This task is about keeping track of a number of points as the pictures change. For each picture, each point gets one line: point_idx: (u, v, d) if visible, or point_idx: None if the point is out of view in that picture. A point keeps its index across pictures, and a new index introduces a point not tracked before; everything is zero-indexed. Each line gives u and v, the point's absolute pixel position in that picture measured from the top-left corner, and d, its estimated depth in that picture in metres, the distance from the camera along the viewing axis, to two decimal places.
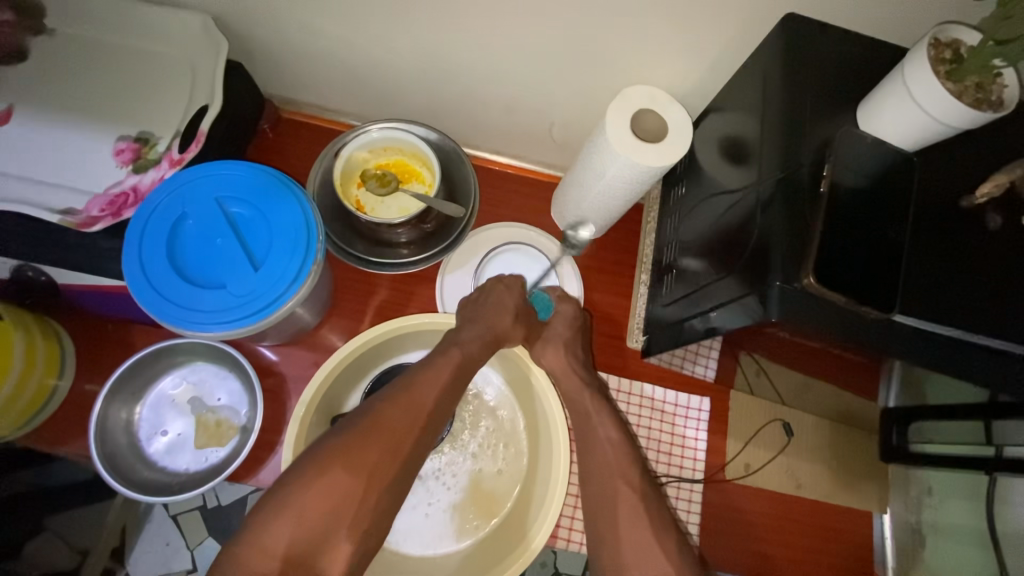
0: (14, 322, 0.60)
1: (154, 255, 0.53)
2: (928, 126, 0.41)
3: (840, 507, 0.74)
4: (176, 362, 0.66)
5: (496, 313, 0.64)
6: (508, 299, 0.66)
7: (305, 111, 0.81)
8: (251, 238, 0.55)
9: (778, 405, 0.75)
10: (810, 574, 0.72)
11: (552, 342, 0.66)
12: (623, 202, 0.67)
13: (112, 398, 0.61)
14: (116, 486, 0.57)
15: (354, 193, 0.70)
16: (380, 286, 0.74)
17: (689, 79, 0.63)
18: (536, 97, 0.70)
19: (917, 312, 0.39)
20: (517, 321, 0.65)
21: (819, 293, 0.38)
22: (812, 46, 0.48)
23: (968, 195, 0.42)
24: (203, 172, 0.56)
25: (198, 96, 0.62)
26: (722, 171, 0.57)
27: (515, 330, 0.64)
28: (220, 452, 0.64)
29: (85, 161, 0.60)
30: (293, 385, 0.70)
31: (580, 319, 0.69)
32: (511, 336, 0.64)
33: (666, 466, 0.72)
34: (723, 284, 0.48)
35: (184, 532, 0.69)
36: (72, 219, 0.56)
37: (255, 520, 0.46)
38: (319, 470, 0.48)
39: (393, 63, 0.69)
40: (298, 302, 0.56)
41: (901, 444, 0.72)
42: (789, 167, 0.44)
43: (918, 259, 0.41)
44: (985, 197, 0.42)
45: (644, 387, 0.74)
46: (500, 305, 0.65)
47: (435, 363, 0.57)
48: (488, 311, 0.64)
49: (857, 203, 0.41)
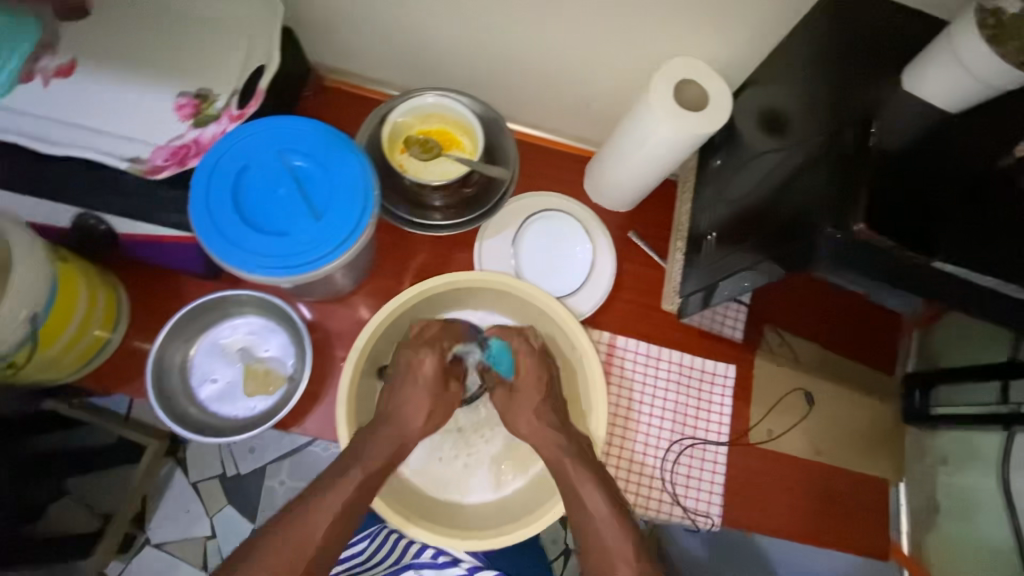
0: (85, 273, 0.62)
1: (220, 202, 0.55)
2: (970, 86, 0.43)
3: (859, 474, 0.77)
4: (228, 311, 0.69)
5: (409, 410, 0.63)
6: (420, 390, 0.63)
7: (347, 79, 0.83)
8: (312, 190, 0.58)
9: (799, 375, 0.79)
10: (827, 536, 0.75)
11: (521, 409, 0.65)
12: (660, 171, 0.69)
13: (169, 341, 0.64)
14: (172, 426, 0.61)
15: (397, 158, 0.71)
16: (419, 250, 0.76)
17: (730, 51, 0.64)
18: (577, 69, 0.72)
19: (959, 262, 0.42)
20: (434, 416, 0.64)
21: (870, 238, 0.41)
22: (854, 21, 0.51)
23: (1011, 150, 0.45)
24: (266, 124, 0.58)
25: (255, 56, 0.64)
26: (764, 141, 0.60)
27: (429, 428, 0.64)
28: (268, 400, 0.67)
29: (145, 112, 0.62)
30: (337, 341, 0.72)
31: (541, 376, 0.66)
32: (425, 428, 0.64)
33: (692, 428, 0.75)
34: (767, 239, 0.51)
35: (205, 502, 1.03)
36: (141, 165, 0.59)
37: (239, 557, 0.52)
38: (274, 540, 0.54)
39: (435, 32, 0.70)
40: (356, 252, 0.58)
41: (924, 407, 0.76)
42: (837, 130, 0.46)
43: (964, 211, 0.43)
44: None
45: (673, 353, 0.77)
46: (409, 403, 0.63)
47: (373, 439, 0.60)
48: (408, 400, 0.63)
49: (900, 157, 0.44)
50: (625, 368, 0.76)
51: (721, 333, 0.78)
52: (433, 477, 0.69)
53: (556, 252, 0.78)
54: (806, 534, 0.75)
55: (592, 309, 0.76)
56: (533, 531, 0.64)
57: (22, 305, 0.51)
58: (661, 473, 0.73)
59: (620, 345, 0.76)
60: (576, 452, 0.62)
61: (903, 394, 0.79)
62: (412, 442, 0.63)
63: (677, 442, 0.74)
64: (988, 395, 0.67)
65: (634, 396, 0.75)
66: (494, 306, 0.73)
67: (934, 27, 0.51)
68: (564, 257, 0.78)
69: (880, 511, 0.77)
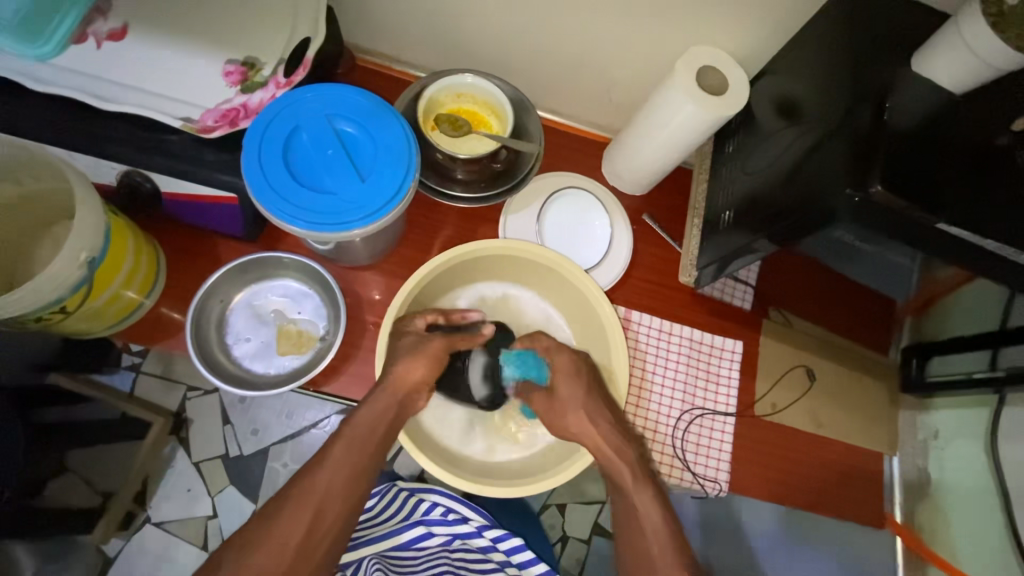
0: (133, 233, 0.65)
1: (272, 161, 0.58)
2: (975, 66, 0.49)
3: (857, 447, 0.82)
4: (266, 274, 0.73)
5: (400, 371, 0.64)
6: (414, 357, 0.65)
7: (378, 60, 0.85)
8: (358, 154, 0.61)
9: (802, 351, 0.83)
10: (828, 503, 0.79)
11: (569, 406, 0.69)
12: (677, 154, 0.73)
13: (208, 298, 0.69)
14: (211, 376, 0.65)
15: (429, 133, 0.75)
16: (445, 224, 0.80)
17: (749, 40, 0.69)
18: (604, 58, 0.76)
19: (969, 225, 0.47)
20: (424, 382, 0.66)
21: (884, 198, 0.46)
22: (867, 13, 0.56)
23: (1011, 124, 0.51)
24: (315, 91, 0.61)
25: (301, 29, 0.65)
26: (777, 125, 0.65)
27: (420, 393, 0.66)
28: (299, 358, 0.71)
29: (192, 77, 0.62)
30: (368, 307, 0.76)
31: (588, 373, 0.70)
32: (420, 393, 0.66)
33: (702, 399, 0.79)
34: (779, 212, 0.56)
35: (207, 481, 1.09)
36: (194, 124, 0.60)
37: (268, 523, 0.57)
38: (297, 505, 0.58)
39: (471, 16, 0.74)
40: (398, 214, 0.62)
41: (920, 376, 0.81)
42: (852, 109, 0.51)
43: (977, 178, 0.48)
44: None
45: (685, 328, 0.81)
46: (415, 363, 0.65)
47: (375, 401, 0.64)
48: (403, 357, 0.65)
49: (911, 132, 0.49)
50: (640, 339, 0.79)
51: (731, 307, 0.83)
52: (456, 434, 0.73)
53: (575, 230, 0.83)
54: (810, 502, 0.79)
55: (608, 284, 0.80)
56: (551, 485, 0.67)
57: (78, 248, 0.55)
58: (672, 440, 0.77)
59: (635, 319, 0.80)
60: (609, 447, 0.67)
61: (902, 364, 0.85)
62: (411, 407, 0.66)
63: (687, 412, 0.78)
64: (977, 363, 0.72)
65: (648, 365, 0.79)
66: (517, 277, 0.78)
67: (938, 20, 0.57)
68: (582, 234, 0.82)
69: (877, 482, 0.82)
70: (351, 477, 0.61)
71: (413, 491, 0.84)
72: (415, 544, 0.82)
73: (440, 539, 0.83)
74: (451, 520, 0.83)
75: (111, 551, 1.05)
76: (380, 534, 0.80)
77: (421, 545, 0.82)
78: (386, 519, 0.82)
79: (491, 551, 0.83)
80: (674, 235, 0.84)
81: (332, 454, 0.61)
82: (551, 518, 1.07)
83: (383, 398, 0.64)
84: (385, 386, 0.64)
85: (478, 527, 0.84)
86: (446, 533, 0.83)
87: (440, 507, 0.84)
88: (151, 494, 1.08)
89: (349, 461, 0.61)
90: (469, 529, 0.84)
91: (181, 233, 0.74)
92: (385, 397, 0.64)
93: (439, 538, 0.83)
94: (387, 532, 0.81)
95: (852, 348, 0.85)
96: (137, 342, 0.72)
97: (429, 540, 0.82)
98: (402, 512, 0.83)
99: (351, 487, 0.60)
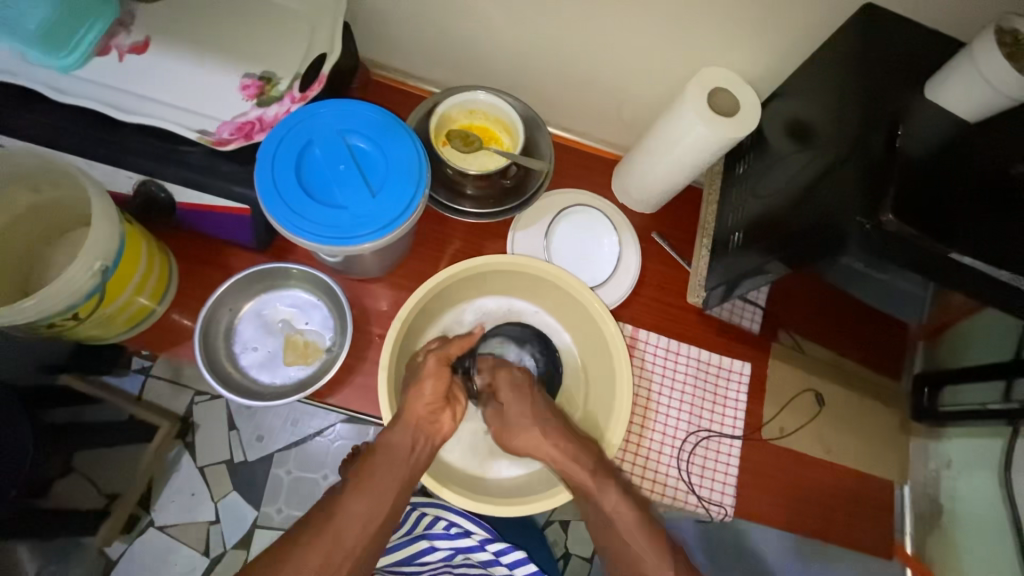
0: (146, 240, 0.66)
1: (285, 174, 0.59)
2: (987, 93, 0.48)
3: (865, 474, 0.81)
4: (274, 284, 0.74)
5: (415, 401, 0.65)
6: (428, 384, 0.66)
7: (392, 75, 0.86)
8: (368, 169, 0.62)
9: (810, 375, 0.82)
10: (836, 532, 0.78)
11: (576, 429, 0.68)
12: (686, 174, 0.73)
13: (217, 306, 0.69)
14: (217, 386, 0.65)
15: (440, 149, 0.76)
16: (453, 239, 0.80)
17: (762, 63, 0.69)
18: (616, 77, 0.76)
19: (979, 257, 0.46)
20: (441, 406, 0.67)
21: (893, 227, 0.46)
22: (882, 37, 0.56)
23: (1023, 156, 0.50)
24: (327, 107, 0.62)
25: (317, 45, 0.66)
26: (788, 148, 0.64)
27: (440, 418, 0.66)
28: (305, 369, 0.71)
29: (210, 89, 0.64)
30: (375, 320, 0.76)
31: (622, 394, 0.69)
32: (438, 419, 0.66)
33: (708, 421, 0.78)
34: (788, 237, 0.56)
35: (212, 487, 1.10)
36: (209, 137, 0.61)
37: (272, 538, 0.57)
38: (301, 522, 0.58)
39: (485, 34, 0.74)
40: (407, 229, 0.62)
41: (932, 405, 0.79)
42: (865, 135, 0.51)
43: (990, 212, 0.48)
44: None
45: (691, 348, 0.80)
46: (425, 388, 0.66)
47: (396, 430, 0.63)
48: (420, 386, 0.66)
49: (922, 162, 0.48)
50: (646, 360, 0.79)
51: (739, 327, 0.82)
52: (458, 450, 0.74)
53: (584, 247, 0.83)
54: (816, 530, 0.77)
55: (615, 302, 0.80)
56: (535, 508, 0.65)
57: (93, 256, 0.56)
58: (677, 462, 0.76)
59: (642, 337, 0.79)
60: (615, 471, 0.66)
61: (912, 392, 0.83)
62: (436, 444, 0.66)
63: (693, 434, 0.77)
64: (992, 394, 0.70)
65: (654, 387, 0.78)
66: (523, 293, 0.78)
67: (953, 48, 0.57)
68: (592, 251, 0.82)
69: (885, 510, 0.81)
70: (375, 503, 0.60)
71: (417, 505, 0.81)
72: (418, 559, 0.83)
73: (443, 553, 0.82)
74: (453, 535, 0.82)
75: (114, 554, 1.05)
76: (384, 548, 0.81)
77: (424, 559, 0.83)
78: (392, 531, 0.82)
79: (493, 565, 0.83)
80: (683, 254, 0.84)
81: (356, 481, 0.61)
82: (554, 534, 1.07)
83: (400, 428, 0.63)
84: (402, 417, 0.64)
85: (480, 540, 0.82)
86: (449, 547, 0.82)
87: (443, 520, 0.81)
88: (155, 497, 1.09)
89: (377, 488, 0.61)
90: (471, 542, 0.82)
91: (194, 241, 0.75)
92: (402, 429, 0.63)
93: (441, 552, 0.82)
94: (392, 547, 0.81)
95: (864, 375, 0.83)
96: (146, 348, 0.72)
97: (433, 554, 0.82)
98: (405, 525, 0.81)
99: (375, 510, 0.60)
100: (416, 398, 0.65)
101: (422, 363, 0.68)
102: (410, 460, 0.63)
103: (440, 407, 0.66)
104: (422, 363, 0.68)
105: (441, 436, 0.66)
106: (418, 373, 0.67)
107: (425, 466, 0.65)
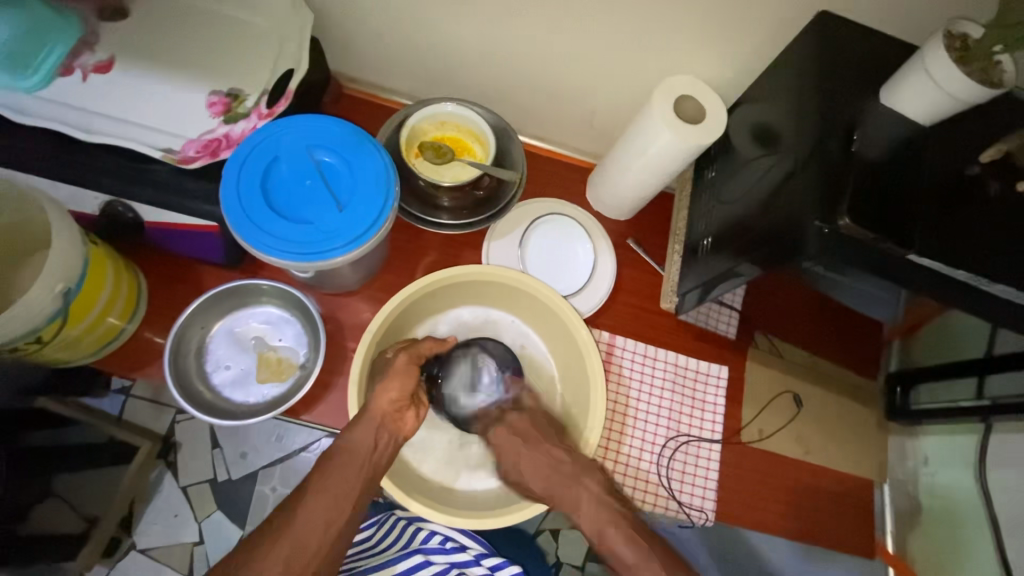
0: (111, 258, 0.65)
1: (251, 191, 0.59)
2: (938, 97, 0.49)
3: (844, 475, 0.81)
4: (246, 301, 0.73)
5: (379, 395, 0.63)
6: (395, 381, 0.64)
7: (365, 88, 0.86)
8: (336, 183, 0.62)
9: (789, 378, 0.82)
10: (818, 534, 0.78)
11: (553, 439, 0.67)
12: (657, 180, 0.73)
13: (187, 325, 0.69)
14: (187, 406, 0.64)
15: (412, 161, 0.75)
16: (429, 250, 0.80)
17: (728, 70, 0.69)
18: (586, 86, 0.77)
19: (935, 257, 0.47)
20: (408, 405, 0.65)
21: (852, 233, 0.47)
22: (839, 40, 0.57)
23: (976, 158, 0.51)
24: (296, 122, 0.62)
25: (285, 60, 0.66)
26: (755, 152, 0.65)
27: (406, 416, 0.65)
28: (279, 386, 0.71)
29: (175, 107, 0.63)
30: (350, 334, 0.75)
31: (598, 402, 0.69)
32: (404, 416, 0.65)
33: (688, 426, 0.78)
34: (755, 242, 0.56)
35: (195, 506, 1.08)
36: (174, 155, 0.61)
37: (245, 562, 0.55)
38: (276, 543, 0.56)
39: (454, 46, 0.75)
40: (377, 242, 0.62)
41: (905, 404, 0.80)
42: (822, 140, 0.52)
43: (945, 214, 0.49)
44: (990, 159, 0.51)
45: (668, 354, 0.80)
46: (391, 385, 0.64)
47: (359, 425, 0.62)
48: (389, 384, 0.64)
49: (879, 165, 0.49)
50: (623, 369, 0.79)
51: (715, 331, 0.82)
52: (435, 464, 0.74)
53: (559, 256, 0.83)
54: (798, 533, 0.77)
55: (592, 309, 0.80)
56: (505, 523, 0.65)
57: (53, 279, 0.55)
58: (657, 468, 0.76)
59: (619, 345, 0.80)
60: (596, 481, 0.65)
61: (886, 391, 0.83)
62: (402, 440, 0.65)
63: (673, 439, 0.77)
64: (965, 392, 0.71)
65: (632, 395, 0.78)
66: (499, 303, 0.78)
67: (906, 52, 0.58)
68: (567, 260, 0.83)
69: (866, 511, 0.81)
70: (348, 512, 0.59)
71: (412, 520, 0.82)
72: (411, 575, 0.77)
73: (438, 569, 0.78)
74: (449, 548, 0.80)
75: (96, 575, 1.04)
76: (382, 561, 0.77)
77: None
78: (386, 547, 0.80)
79: None
80: (658, 260, 0.84)
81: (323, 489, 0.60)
82: None
83: (364, 424, 0.62)
84: (367, 414, 0.62)
85: (475, 555, 0.81)
86: (444, 561, 0.79)
87: (437, 535, 0.81)
88: (137, 519, 1.07)
89: (335, 488, 0.59)
90: (466, 557, 0.80)
91: (165, 259, 0.75)
92: (366, 425, 0.62)
93: (437, 567, 0.78)
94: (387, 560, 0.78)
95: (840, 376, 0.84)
96: (116, 370, 0.71)
97: (426, 570, 0.78)
98: (399, 541, 0.81)
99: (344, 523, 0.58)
100: (381, 395, 0.63)
101: (390, 361, 0.66)
102: (370, 458, 0.61)
103: (405, 405, 0.64)
104: (390, 360, 0.66)
105: (405, 434, 0.65)
106: (386, 370, 0.65)
107: (387, 466, 0.64)
